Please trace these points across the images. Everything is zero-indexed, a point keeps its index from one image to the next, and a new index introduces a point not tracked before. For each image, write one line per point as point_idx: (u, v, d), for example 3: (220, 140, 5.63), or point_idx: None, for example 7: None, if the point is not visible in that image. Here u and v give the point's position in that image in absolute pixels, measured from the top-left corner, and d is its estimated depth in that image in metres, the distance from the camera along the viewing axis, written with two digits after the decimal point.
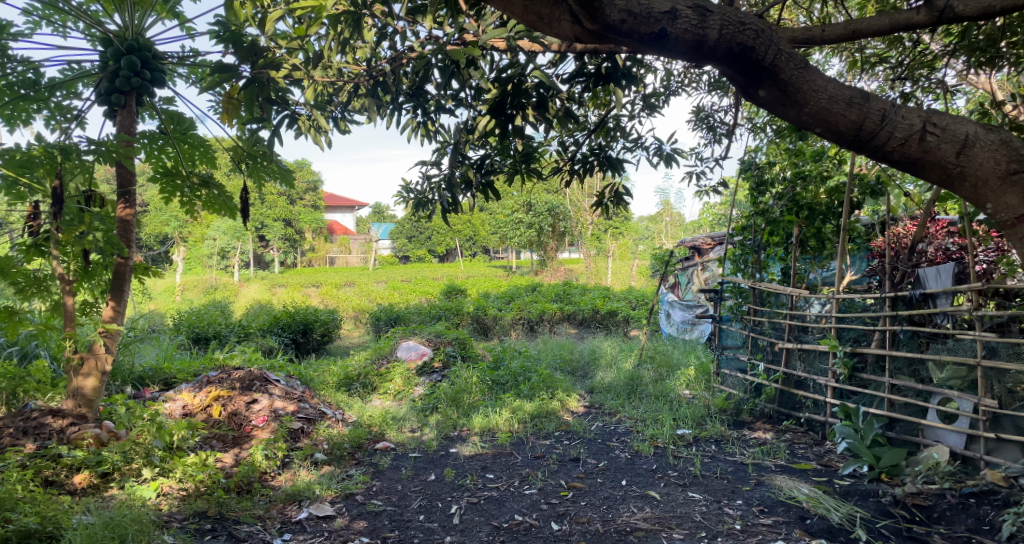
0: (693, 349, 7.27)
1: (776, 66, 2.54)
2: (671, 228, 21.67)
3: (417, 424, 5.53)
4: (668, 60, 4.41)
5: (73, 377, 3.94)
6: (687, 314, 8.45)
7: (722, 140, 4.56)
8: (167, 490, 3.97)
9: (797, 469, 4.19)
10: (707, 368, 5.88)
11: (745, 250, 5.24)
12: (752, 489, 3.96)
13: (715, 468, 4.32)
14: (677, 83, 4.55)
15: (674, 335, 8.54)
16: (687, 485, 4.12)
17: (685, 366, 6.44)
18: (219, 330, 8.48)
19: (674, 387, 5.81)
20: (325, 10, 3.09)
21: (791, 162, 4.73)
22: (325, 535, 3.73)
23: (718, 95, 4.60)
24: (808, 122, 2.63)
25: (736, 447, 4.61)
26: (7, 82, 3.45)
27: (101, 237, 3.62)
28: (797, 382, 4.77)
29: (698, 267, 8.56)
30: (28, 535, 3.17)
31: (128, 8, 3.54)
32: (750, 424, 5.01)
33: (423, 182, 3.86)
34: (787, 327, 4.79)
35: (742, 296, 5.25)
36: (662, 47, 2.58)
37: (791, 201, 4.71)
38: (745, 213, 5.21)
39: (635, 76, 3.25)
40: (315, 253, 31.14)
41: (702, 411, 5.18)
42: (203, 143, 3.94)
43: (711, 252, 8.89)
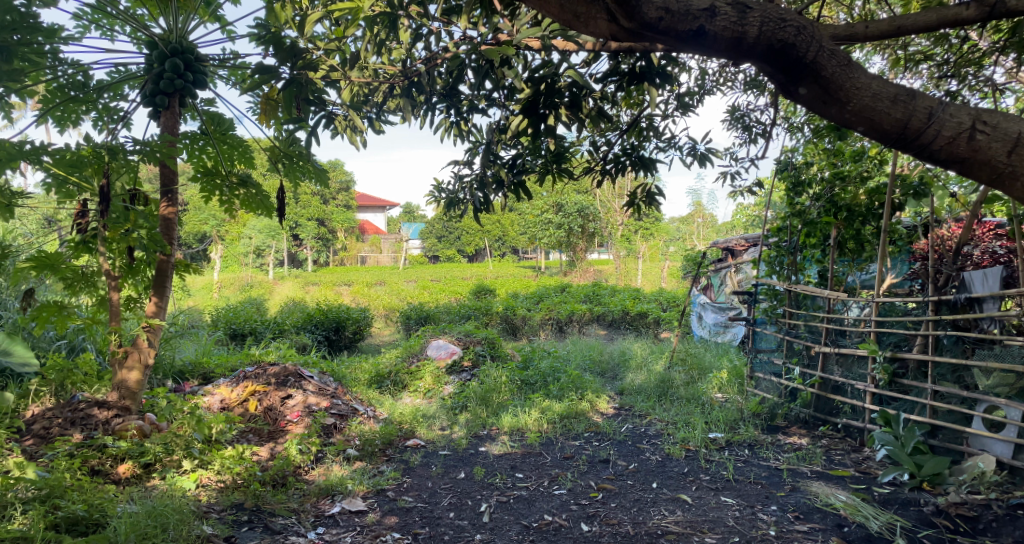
0: (725, 352, 7.20)
1: (818, 63, 2.52)
2: (702, 229, 21.51)
3: (447, 422, 5.59)
4: (702, 59, 4.38)
5: (118, 370, 4.04)
6: (719, 316, 8.38)
7: (758, 140, 4.50)
8: (206, 481, 4.06)
9: (834, 475, 4.15)
10: (739, 372, 5.81)
11: (781, 252, 5.16)
12: (787, 495, 3.93)
13: (749, 473, 4.29)
14: (712, 82, 4.50)
15: (706, 338, 8.48)
16: (719, 489, 4.09)
17: (717, 369, 6.38)
18: (255, 326, 8.65)
19: (706, 390, 5.77)
20: (362, 11, 3.14)
21: (829, 162, 4.66)
22: (357, 530, 3.79)
23: (754, 94, 4.55)
24: (851, 121, 2.59)
25: (770, 452, 4.57)
26: (58, 84, 3.57)
27: (144, 235, 3.70)
28: (834, 387, 4.71)
29: (731, 269, 8.49)
30: (76, 522, 3.28)
31: (172, 11, 3.63)
32: (785, 429, 4.97)
33: (454, 181, 3.88)
34: (824, 330, 4.71)
35: (777, 299, 5.16)
36: (700, 45, 2.57)
37: (828, 202, 4.64)
38: (780, 214, 5.14)
39: (670, 75, 3.24)
40: (347, 252, 31.51)
41: (735, 415, 5.13)
42: (242, 143, 4.07)
43: (745, 253, 8.80)
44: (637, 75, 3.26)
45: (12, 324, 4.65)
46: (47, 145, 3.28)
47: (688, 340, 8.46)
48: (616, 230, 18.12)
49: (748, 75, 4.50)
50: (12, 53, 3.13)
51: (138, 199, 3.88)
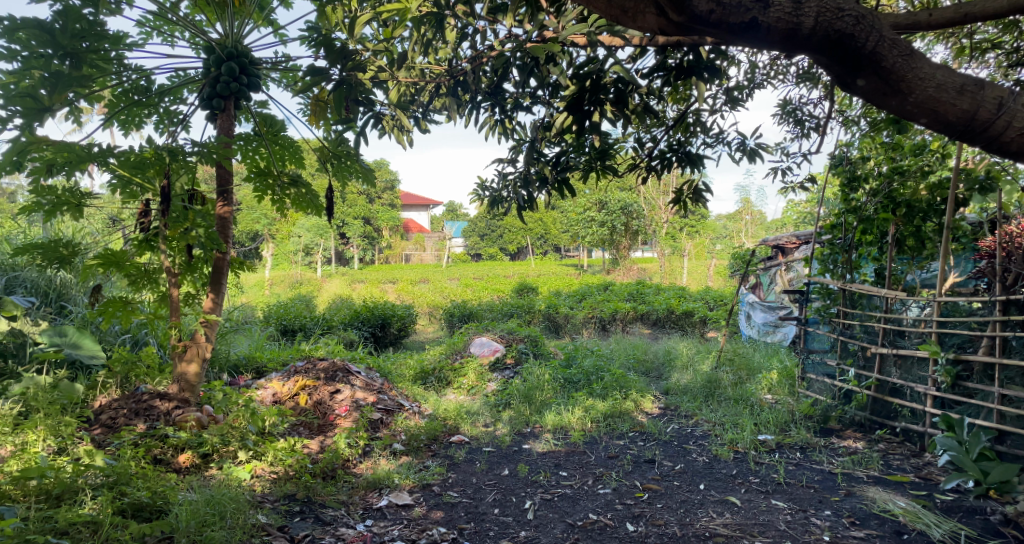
0: (774, 352, 7.10)
1: (878, 53, 2.49)
2: (748, 228, 21.16)
3: (491, 418, 5.65)
4: (753, 52, 4.31)
5: (177, 363, 4.22)
6: (768, 316, 8.27)
7: (810, 135, 4.42)
8: (261, 472, 4.17)
9: (892, 480, 4.08)
10: (790, 372, 5.72)
11: (835, 250, 5.06)
12: (842, 500, 3.88)
13: (801, 476, 4.24)
14: (762, 75, 4.43)
15: (754, 337, 8.37)
16: (770, 493, 4.06)
17: (766, 370, 6.30)
18: (304, 323, 8.88)
19: (755, 391, 5.70)
20: (409, 13, 3.21)
21: (887, 157, 4.55)
22: (404, 523, 3.87)
23: (806, 87, 4.46)
24: (913, 112, 2.56)
25: (823, 456, 4.52)
26: (123, 89, 3.75)
27: (202, 233, 3.84)
28: (891, 389, 4.62)
29: (781, 267, 8.35)
30: (140, 508, 3.38)
31: (229, 16, 3.76)
32: (839, 432, 4.90)
33: (498, 180, 3.92)
34: (881, 330, 4.62)
35: (830, 298, 5.06)
36: (752, 37, 2.55)
37: (886, 198, 4.55)
38: (835, 211, 5.04)
39: (719, 69, 3.19)
40: (391, 250, 31.92)
41: (785, 417, 5.08)
42: (293, 143, 4.20)
43: (795, 251, 8.64)
44: (685, 69, 3.22)
45: (80, 318, 4.86)
46: (114, 148, 3.44)
47: (737, 339, 8.35)
48: (660, 228, 17.95)
49: (801, 67, 4.41)
50: (81, 60, 3.30)
51: (196, 199, 4.02)
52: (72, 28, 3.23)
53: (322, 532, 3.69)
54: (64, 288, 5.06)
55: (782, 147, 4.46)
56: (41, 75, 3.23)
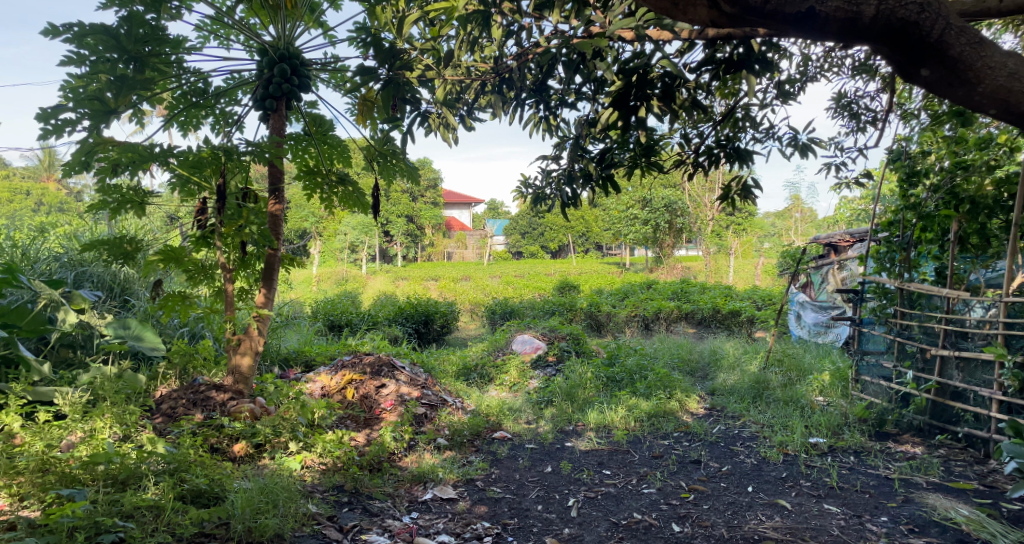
0: (825, 353, 6.99)
1: (944, 42, 2.46)
2: (797, 226, 20.76)
3: (533, 416, 5.69)
4: (805, 45, 4.24)
5: (231, 356, 4.38)
6: (820, 316, 8.13)
7: (866, 129, 4.33)
8: (310, 463, 4.29)
9: (954, 488, 4.00)
10: (843, 374, 5.62)
11: (892, 248, 4.94)
12: (899, 506, 3.83)
13: (856, 481, 4.18)
14: (816, 68, 4.33)
15: (805, 338, 8.26)
16: (822, 497, 4.01)
17: (817, 371, 6.20)
18: (351, 319, 9.06)
19: (805, 393, 5.63)
20: (455, 11, 3.25)
21: (950, 151, 4.41)
22: (449, 517, 3.93)
23: (862, 79, 4.36)
24: (981, 103, 2.52)
25: (879, 460, 4.44)
26: (182, 91, 3.87)
27: (256, 230, 3.99)
28: (952, 392, 4.53)
29: (834, 266, 8.20)
30: (200, 494, 3.46)
31: (281, 19, 3.88)
32: (896, 437, 4.82)
33: (541, 176, 3.94)
34: (943, 332, 4.52)
35: (887, 298, 4.95)
36: (810, 27, 2.53)
37: (949, 194, 4.43)
38: (892, 208, 4.92)
39: (770, 61, 3.11)
40: (434, 248, 32.24)
41: (838, 420, 5.01)
42: (341, 143, 4.30)
43: (848, 249, 8.43)
44: (735, 63, 3.16)
45: (142, 311, 5.05)
46: (174, 148, 3.57)
47: (786, 339, 8.22)
48: (705, 226, 17.72)
49: (857, 60, 4.31)
50: (144, 63, 3.45)
51: (250, 197, 4.14)
52: (136, 33, 3.36)
53: (370, 523, 3.77)
54: (128, 283, 5.28)
55: (837, 142, 4.37)
56: (107, 78, 3.38)
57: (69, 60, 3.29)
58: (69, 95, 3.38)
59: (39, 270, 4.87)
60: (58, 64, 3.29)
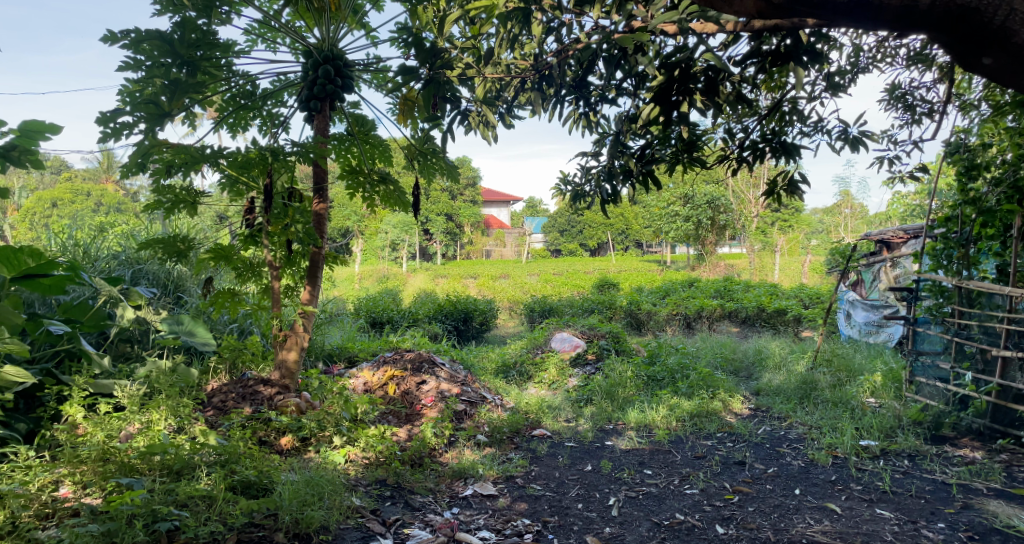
0: (877, 354, 6.83)
1: (1007, 28, 2.36)
2: (847, 223, 20.21)
3: (572, 414, 5.69)
4: (856, 35, 4.14)
5: (279, 351, 4.51)
6: (871, 315, 7.97)
7: (921, 121, 4.22)
8: (353, 457, 4.36)
9: (1016, 494, 3.91)
10: (895, 375, 5.51)
11: (949, 245, 4.78)
12: (957, 513, 3.76)
13: (910, 486, 4.11)
14: (867, 58, 4.24)
15: (855, 338, 8.12)
16: (873, 501, 3.95)
17: (868, 372, 6.07)
18: (392, 315, 9.19)
19: (856, 394, 5.52)
20: (496, 9, 3.22)
21: (1013, 143, 4.26)
22: (490, 513, 3.98)
23: (918, 70, 4.27)
24: None
25: (935, 465, 4.36)
26: (231, 94, 3.98)
27: (301, 228, 4.10)
28: (1014, 395, 4.41)
29: (887, 265, 8.04)
30: (249, 485, 3.55)
31: (326, 22, 3.97)
32: (953, 441, 4.72)
33: (580, 173, 3.92)
34: (1005, 332, 4.40)
35: (944, 296, 4.83)
36: (861, 16, 2.53)
37: (1010, 187, 4.31)
38: (948, 203, 4.77)
39: (819, 54, 2.97)
40: (472, 247, 32.40)
41: (891, 422, 4.91)
42: (383, 142, 4.40)
43: (902, 247, 8.19)
44: (782, 55, 3.03)
45: (194, 308, 5.22)
46: (223, 149, 3.69)
47: (835, 339, 8.07)
48: (750, 223, 17.45)
49: (912, 50, 4.20)
50: (196, 68, 3.55)
51: (295, 197, 4.22)
52: (189, 38, 3.48)
53: (411, 517, 3.83)
54: (181, 280, 5.45)
55: (889, 135, 4.27)
56: (162, 82, 3.50)
57: (126, 65, 3.42)
58: (126, 99, 3.53)
59: (99, 268, 5.08)
60: (116, 69, 3.43)
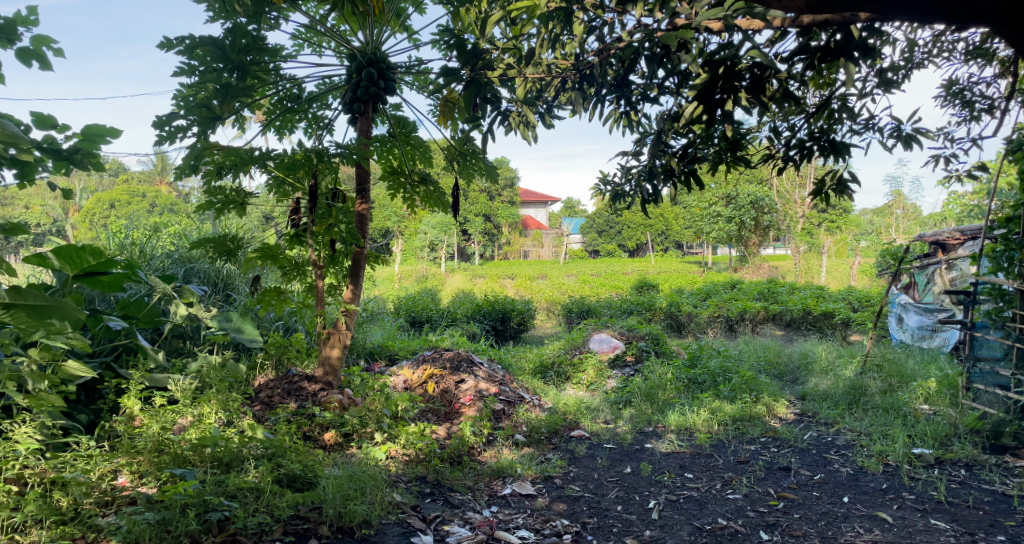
0: (932, 360, 6.67)
1: None
2: (899, 223, 19.70)
3: (611, 416, 5.69)
4: (910, 29, 3.90)
5: (322, 348, 4.62)
6: (925, 319, 7.79)
7: (980, 118, 4.06)
8: (394, 453, 4.44)
9: None
10: (951, 381, 5.41)
11: (1011, 246, 4.62)
12: (1016, 525, 3.68)
13: (967, 496, 4.03)
14: (922, 54, 3.96)
15: (908, 342, 7.95)
16: (927, 511, 3.88)
17: (921, 378, 5.93)
18: (431, 315, 9.30)
19: (908, 401, 5.41)
20: (538, 9, 3.23)
21: None
22: (529, 512, 4.00)
23: (977, 64, 4.10)
24: None
25: (992, 475, 4.26)
26: (278, 97, 4.09)
27: (345, 229, 4.18)
28: None
29: (941, 266, 7.72)
30: (294, 479, 3.62)
31: (370, 25, 4.05)
32: (1013, 451, 4.60)
33: (620, 173, 3.91)
34: None
35: (1005, 301, 4.72)
36: (920, 13, 2.51)
37: None
38: (1010, 203, 4.64)
39: (872, 49, 2.74)
40: (510, 247, 32.49)
41: (947, 430, 4.80)
42: (423, 143, 4.45)
43: (957, 247, 7.85)
44: (832, 51, 2.83)
45: (243, 306, 5.36)
46: (271, 151, 3.78)
47: (886, 344, 7.90)
48: (797, 224, 17.14)
49: (971, 44, 3.94)
50: (246, 72, 3.65)
51: (338, 197, 4.29)
52: (239, 43, 3.58)
53: (451, 514, 3.88)
54: (230, 278, 5.61)
55: (946, 132, 4.11)
56: (214, 87, 3.62)
57: (181, 71, 3.54)
58: (181, 103, 3.65)
59: (154, 266, 5.25)
60: (171, 75, 3.55)
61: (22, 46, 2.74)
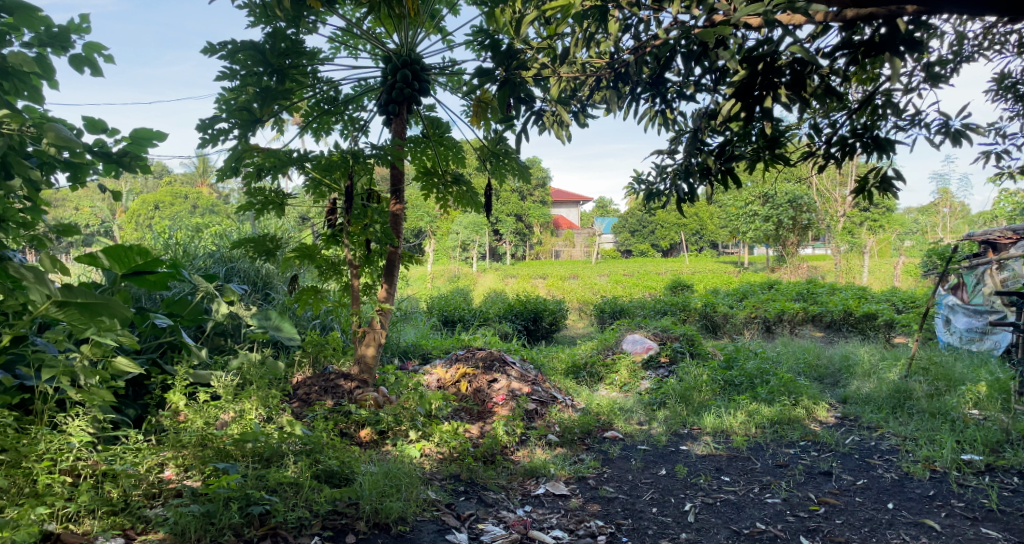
0: (981, 364, 6.50)
1: None
2: (947, 222, 19.19)
3: (645, 417, 5.68)
4: (959, 21, 3.80)
5: (357, 347, 4.69)
6: (974, 321, 7.60)
7: None
8: (428, 451, 4.48)
9: None
10: (1003, 386, 5.27)
11: None
12: None
13: (1018, 505, 3.93)
14: (973, 47, 3.86)
15: (956, 346, 7.77)
16: (978, 520, 3.81)
17: (969, 382, 5.78)
18: (463, 314, 9.36)
19: (957, 405, 5.28)
20: (573, 9, 3.23)
21: None
22: (562, 513, 4.01)
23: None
24: None
25: None
26: (315, 100, 4.17)
27: (380, 229, 4.22)
28: None
29: (992, 267, 7.50)
30: (331, 475, 3.68)
31: (405, 27, 4.10)
32: None
33: (655, 172, 3.89)
34: None
35: None
36: None
37: None
38: None
39: (919, 43, 2.65)
40: (541, 247, 32.47)
41: (998, 436, 4.68)
42: (456, 144, 4.49)
43: (1010, 247, 7.63)
44: (877, 45, 2.75)
45: (281, 305, 5.46)
46: (308, 153, 3.84)
47: (934, 347, 7.73)
48: (837, 223, 16.81)
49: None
50: (285, 75, 3.72)
51: (374, 198, 4.34)
52: (279, 47, 3.66)
53: (485, 513, 3.91)
54: (269, 277, 5.72)
55: (997, 127, 4.02)
56: (254, 90, 3.69)
57: (223, 75, 3.63)
58: (223, 107, 3.73)
59: (197, 265, 5.39)
60: (214, 79, 3.64)
61: (74, 53, 2.84)
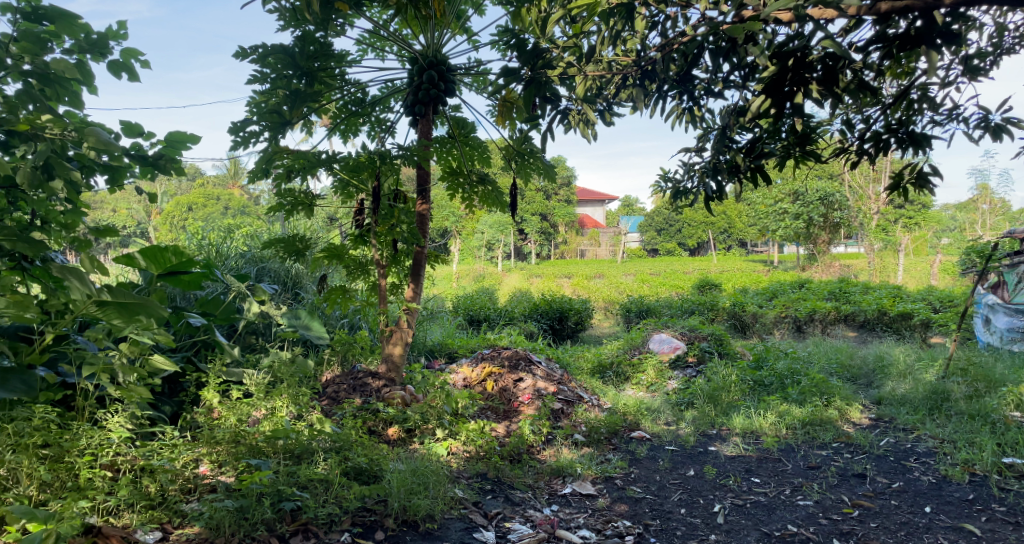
0: (1021, 365, 6.35)
1: None
2: (985, 219, 18.74)
3: (673, 417, 5.66)
4: (1000, 12, 3.71)
5: (385, 345, 4.73)
6: (1016, 321, 7.42)
7: None
8: (455, 450, 4.51)
9: None
10: None
11: None
12: None
13: None
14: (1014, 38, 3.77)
15: (996, 346, 7.60)
16: (1018, 524, 3.74)
17: (1009, 384, 5.65)
18: (489, 314, 9.39)
19: (996, 408, 5.18)
20: (599, 7, 3.23)
21: None
22: (590, 512, 4.01)
23: None
24: None
25: None
26: (343, 102, 4.23)
27: (406, 229, 4.25)
28: None
29: None
30: (360, 472, 3.72)
31: (431, 28, 4.13)
32: None
33: (682, 171, 3.87)
34: None
35: None
36: None
37: None
38: None
39: (956, 36, 2.62)
40: (567, 246, 32.41)
41: None
42: (482, 144, 4.51)
43: None
44: (912, 39, 2.71)
45: (310, 304, 5.53)
46: (336, 154, 3.88)
47: (972, 348, 7.57)
48: (869, 221, 16.54)
49: None
50: (313, 77, 3.78)
51: (400, 198, 4.37)
52: (307, 50, 3.74)
53: (512, 511, 3.93)
54: (298, 277, 5.79)
55: None
56: (284, 92, 3.74)
57: (254, 78, 3.69)
58: (254, 109, 3.79)
59: (229, 265, 5.48)
60: (245, 82, 3.71)
61: (112, 59, 2.92)
